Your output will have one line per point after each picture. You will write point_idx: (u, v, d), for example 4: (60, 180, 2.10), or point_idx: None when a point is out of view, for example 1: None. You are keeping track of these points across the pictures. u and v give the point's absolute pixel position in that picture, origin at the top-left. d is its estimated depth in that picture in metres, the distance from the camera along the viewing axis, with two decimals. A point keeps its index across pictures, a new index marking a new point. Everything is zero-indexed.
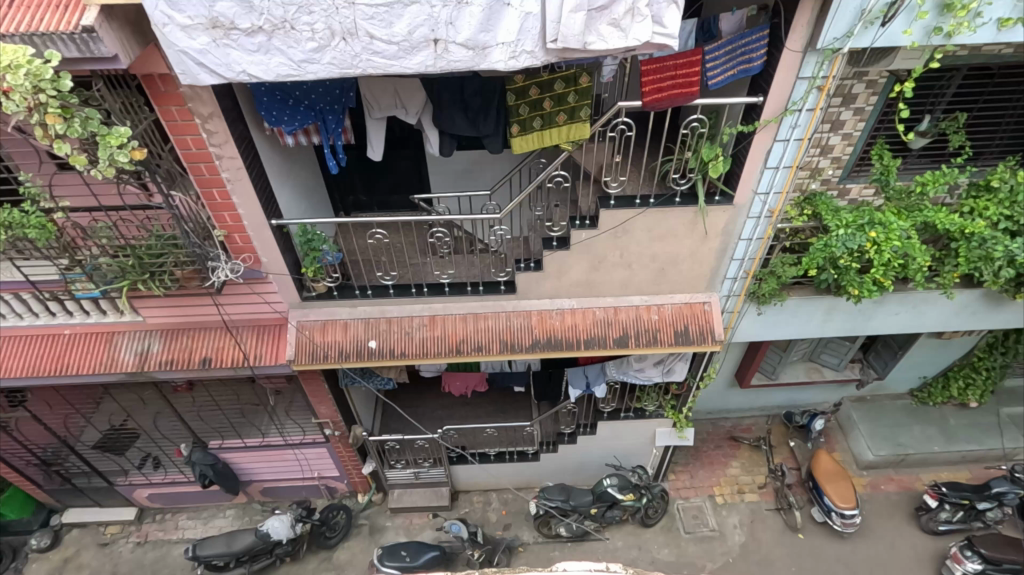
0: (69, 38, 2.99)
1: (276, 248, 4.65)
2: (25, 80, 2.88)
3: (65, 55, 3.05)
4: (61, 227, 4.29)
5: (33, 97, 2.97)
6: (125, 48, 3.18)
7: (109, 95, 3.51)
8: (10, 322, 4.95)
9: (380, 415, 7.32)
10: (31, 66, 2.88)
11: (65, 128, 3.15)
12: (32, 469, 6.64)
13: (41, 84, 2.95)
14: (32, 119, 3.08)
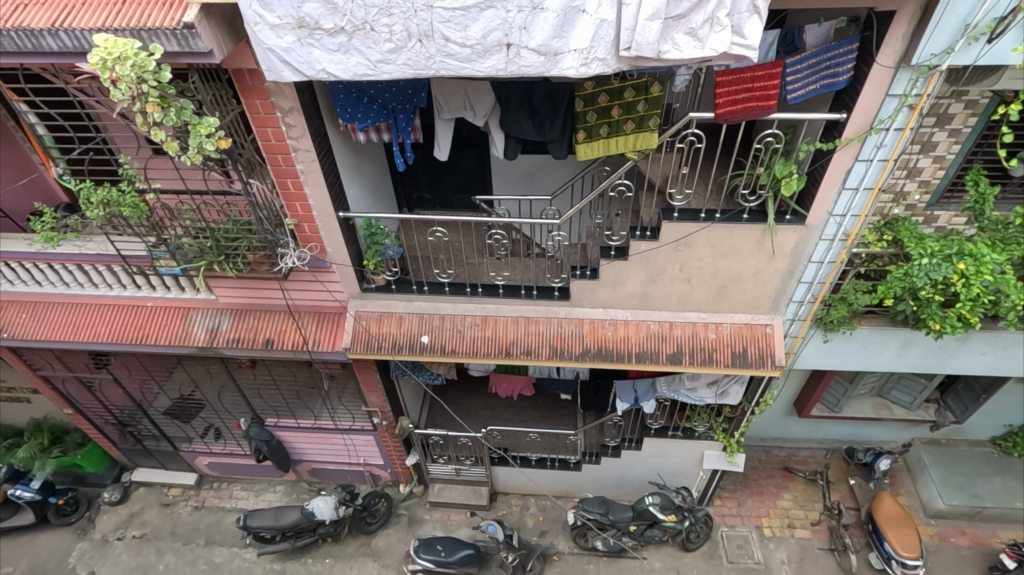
0: (171, 34, 3.23)
1: (341, 240, 4.84)
2: (131, 71, 3.13)
3: (167, 49, 3.30)
4: (151, 207, 4.63)
5: (136, 86, 3.22)
6: (219, 44, 3.40)
7: (201, 87, 3.76)
8: (101, 291, 5.37)
9: (427, 409, 7.47)
10: (137, 57, 3.13)
11: (161, 116, 3.40)
12: (110, 427, 7.20)
13: (145, 75, 3.19)
14: (134, 107, 3.33)
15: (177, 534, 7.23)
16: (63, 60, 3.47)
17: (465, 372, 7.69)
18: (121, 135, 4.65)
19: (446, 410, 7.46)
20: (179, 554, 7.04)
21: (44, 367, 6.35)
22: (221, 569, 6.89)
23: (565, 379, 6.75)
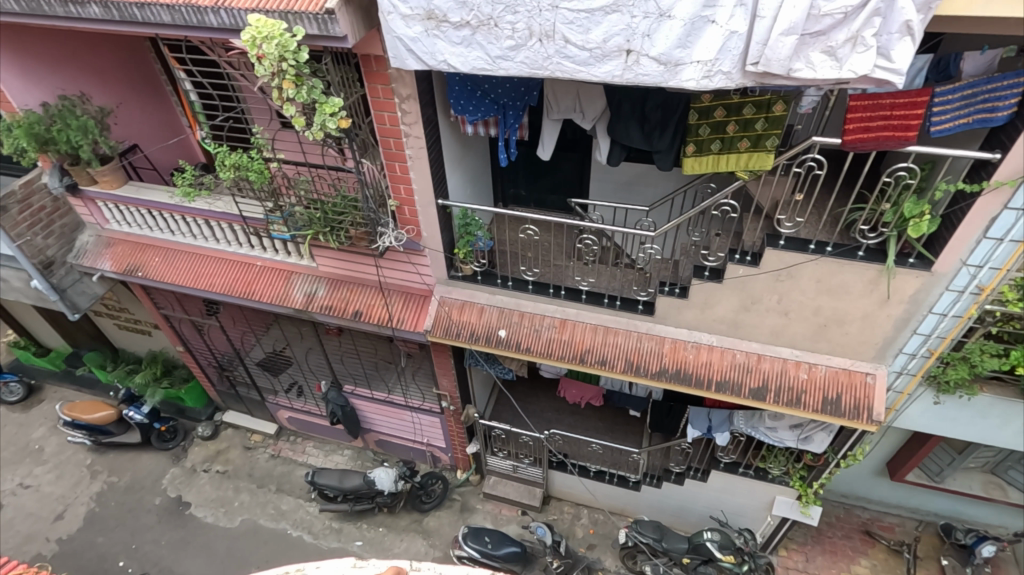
0: (313, 18, 3.49)
1: (437, 227, 5.01)
2: (276, 50, 3.40)
3: (308, 32, 3.57)
4: (273, 175, 5.01)
5: (278, 64, 3.49)
6: (354, 30, 3.62)
7: (332, 68, 4.02)
8: (220, 247, 5.90)
9: (494, 402, 7.58)
10: (282, 38, 3.39)
11: (295, 93, 3.66)
12: (211, 369, 7.94)
13: (286, 54, 3.44)
14: (273, 83, 3.61)
15: (253, 477, 7.84)
16: (220, 35, 3.84)
17: (536, 371, 7.70)
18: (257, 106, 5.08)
19: (512, 406, 7.52)
20: (252, 496, 7.64)
21: (165, 307, 7.08)
22: (287, 517, 7.40)
23: (637, 396, 6.74)
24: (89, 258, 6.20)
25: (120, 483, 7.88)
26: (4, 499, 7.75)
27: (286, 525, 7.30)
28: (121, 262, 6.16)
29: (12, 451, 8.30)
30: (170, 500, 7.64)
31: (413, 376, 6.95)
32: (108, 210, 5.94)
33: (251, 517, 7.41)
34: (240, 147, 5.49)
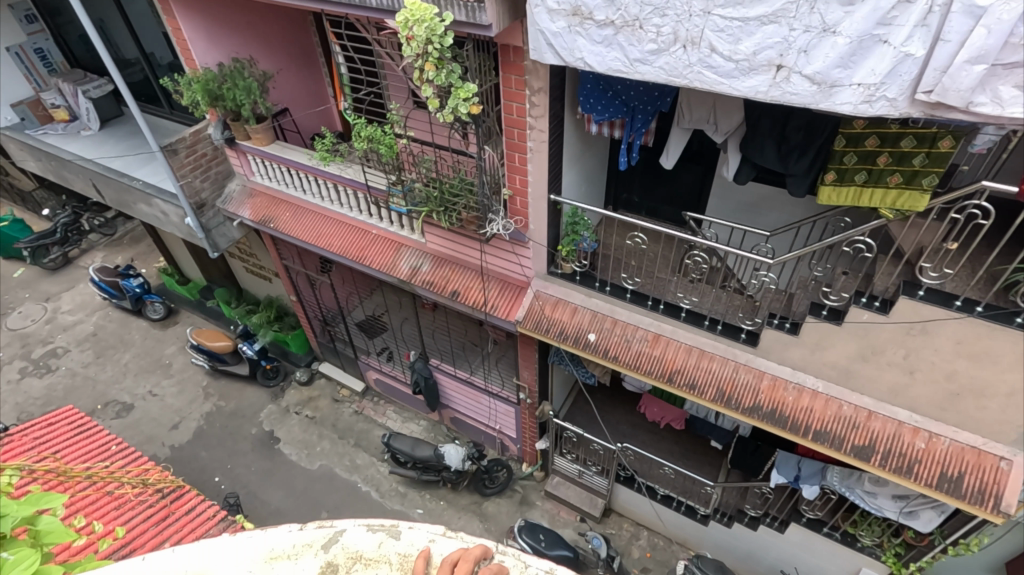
0: (463, 5, 3.62)
1: (545, 222, 5.04)
2: (424, 32, 3.57)
3: (456, 18, 3.70)
4: (401, 150, 5.25)
5: (424, 47, 3.67)
6: (500, 20, 3.69)
7: (472, 55, 4.14)
8: (343, 211, 6.34)
9: (571, 404, 7.53)
10: (431, 22, 3.56)
11: (434, 76, 3.81)
12: (316, 322, 8.55)
13: (433, 38, 3.61)
14: (416, 64, 3.80)
15: (336, 427, 8.41)
16: (377, 15, 4.09)
17: (619, 382, 7.51)
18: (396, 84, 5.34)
19: (590, 409, 7.41)
20: (333, 445, 8.20)
21: (287, 258, 7.68)
22: (360, 471, 7.87)
23: (722, 427, 6.33)
24: (234, 205, 6.94)
25: (226, 408, 8.79)
26: (136, 401, 8.92)
27: (357, 478, 7.77)
28: (259, 213, 6.81)
29: (147, 362, 9.53)
30: (264, 433, 8.41)
31: (496, 362, 7.08)
32: (255, 164, 6.56)
33: (329, 464, 7.96)
34: (376, 120, 5.82)
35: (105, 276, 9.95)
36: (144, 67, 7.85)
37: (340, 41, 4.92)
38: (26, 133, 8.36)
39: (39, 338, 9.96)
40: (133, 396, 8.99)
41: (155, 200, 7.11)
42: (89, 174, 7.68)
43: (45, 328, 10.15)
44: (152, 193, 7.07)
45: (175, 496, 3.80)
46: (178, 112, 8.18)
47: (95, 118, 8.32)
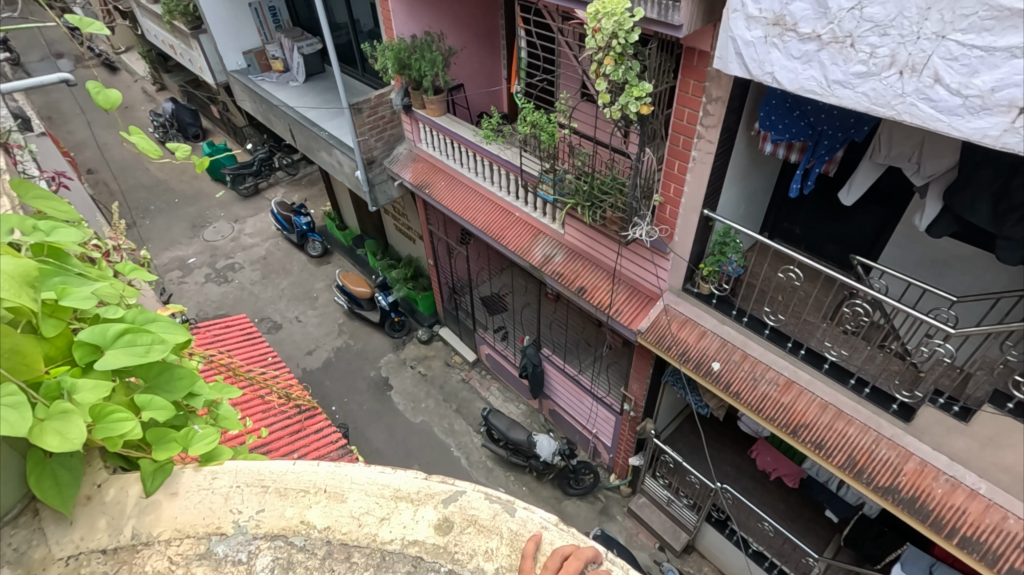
0: (656, 3, 3.43)
1: (690, 236, 4.64)
2: (611, 26, 3.42)
3: (646, 15, 3.51)
4: (560, 140, 5.16)
5: (608, 40, 3.52)
6: (693, 22, 3.42)
7: (653, 54, 3.91)
8: (492, 188, 6.45)
9: (676, 428, 6.98)
10: (621, 16, 3.39)
11: (611, 71, 3.62)
12: (446, 288, 9.00)
13: (619, 32, 3.44)
14: (596, 57, 3.67)
15: (442, 390, 8.86)
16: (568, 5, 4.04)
17: (734, 420, 6.93)
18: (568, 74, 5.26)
19: (695, 437, 6.87)
20: (436, 405, 8.67)
21: (433, 224, 8.14)
22: (454, 436, 8.24)
23: (843, 500, 5.81)
24: (399, 165, 7.41)
25: (354, 347, 9.66)
26: (284, 323, 10.14)
27: (451, 442, 8.14)
28: (419, 176, 7.17)
29: (300, 291, 10.76)
30: (380, 378, 9.13)
31: (606, 366, 6.82)
32: (425, 132, 6.90)
33: (429, 421, 8.44)
34: (541, 107, 5.82)
35: (283, 209, 11.36)
36: (350, 31, 8.70)
37: (524, 25, 5.01)
38: (249, 78, 9.73)
39: (224, 252, 11.67)
40: (283, 318, 10.22)
41: (334, 151, 7.91)
42: (288, 120, 8.75)
43: (230, 244, 11.87)
44: (334, 144, 7.86)
45: (308, 415, 4.11)
46: (369, 75, 8.98)
47: (303, 73, 9.44)
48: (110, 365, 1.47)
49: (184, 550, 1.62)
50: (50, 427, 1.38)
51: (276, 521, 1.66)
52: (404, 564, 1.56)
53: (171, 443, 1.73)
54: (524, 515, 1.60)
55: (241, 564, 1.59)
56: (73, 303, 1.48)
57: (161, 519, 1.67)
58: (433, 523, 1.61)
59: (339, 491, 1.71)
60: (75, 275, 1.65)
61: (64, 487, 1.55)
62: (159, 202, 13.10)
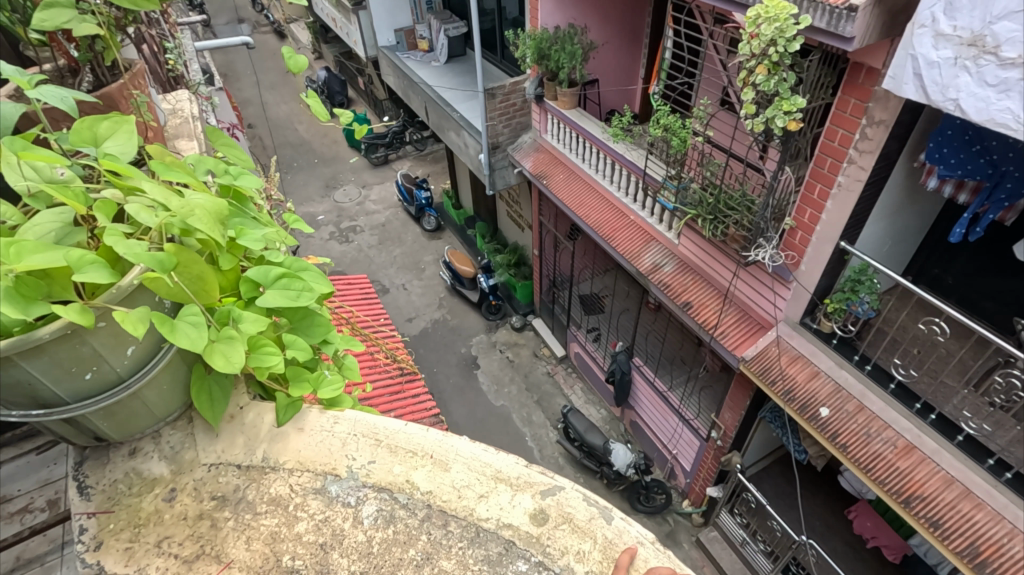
0: (828, 10, 2.87)
1: (819, 267, 4.05)
2: (770, 33, 2.95)
3: (813, 24, 2.96)
4: (692, 148, 4.81)
5: (765, 48, 3.04)
6: (868, 36, 2.87)
7: (813, 67, 3.30)
8: (610, 187, 6.20)
9: (763, 468, 6.48)
10: (784, 22, 2.90)
11: (761, 81, 3.15)
12: (546, 280, 9.04)
13: (778, 40, 2.95)
14: (747, 65, 3.20)
15: (526, 379, 8.95)
16: (728, 7, 3.63)
17: (834, 474, 6.30)
18: (711, 80, 4.79)
19: (785, 483, 6.36)
20: (519, 392, 8.78)
21: (545, 216, 8.14)
22: (531, 426, 8.30)
23: None
24: (521, 154, 7.40)
25: (450, 322, 10.02)
26: (391, 288, 10.74)
27: (526, 432, 8.21)
28: (538, 167, 7.09)
29: (410, 261, 11.33)
30: (469, 356, 9.41)
31: (699, 389, 6.51)
32: (551, 124, 6.85)
33: (509, 407, 8.58)
34: (677, 113, 5.38)
35: (407, 182, 11.99)
36: (496, 17, 8.90)
37: (674, 26, 4.69)
38: (397, 55, 10.32)
39: (349, 215, 12.56)
40: (391, 283, 10.82)
41: (463, 132, 8.14)
42: (424, 98, 9.14)
43: (355, 208, 12.74)
44: (464, 126, 8.08)
45: (409, 378, 4.33)
46: (506, 62, 9.16)
47: (444, 54, 9.82)
48: (270, 303, 1.66)
49: (303, 481, 1.78)
50: (218, 348, 1.56)
51: (383, 475, 1.76)
52: (496, 545, 1.60)
53: (304, 383, 1.91)
54: (621, 525, 1.58)
55: (350, 506, 1.72)
56: (248, 243, 1.69)
57: (288, 449, 1.85)
58: (529, 512, 1.64)
59: (444, 459, 1.78)
60: (249, 219, 1.87)
61: (216, 402, 1.78)
62: (302, 161, 14.35)
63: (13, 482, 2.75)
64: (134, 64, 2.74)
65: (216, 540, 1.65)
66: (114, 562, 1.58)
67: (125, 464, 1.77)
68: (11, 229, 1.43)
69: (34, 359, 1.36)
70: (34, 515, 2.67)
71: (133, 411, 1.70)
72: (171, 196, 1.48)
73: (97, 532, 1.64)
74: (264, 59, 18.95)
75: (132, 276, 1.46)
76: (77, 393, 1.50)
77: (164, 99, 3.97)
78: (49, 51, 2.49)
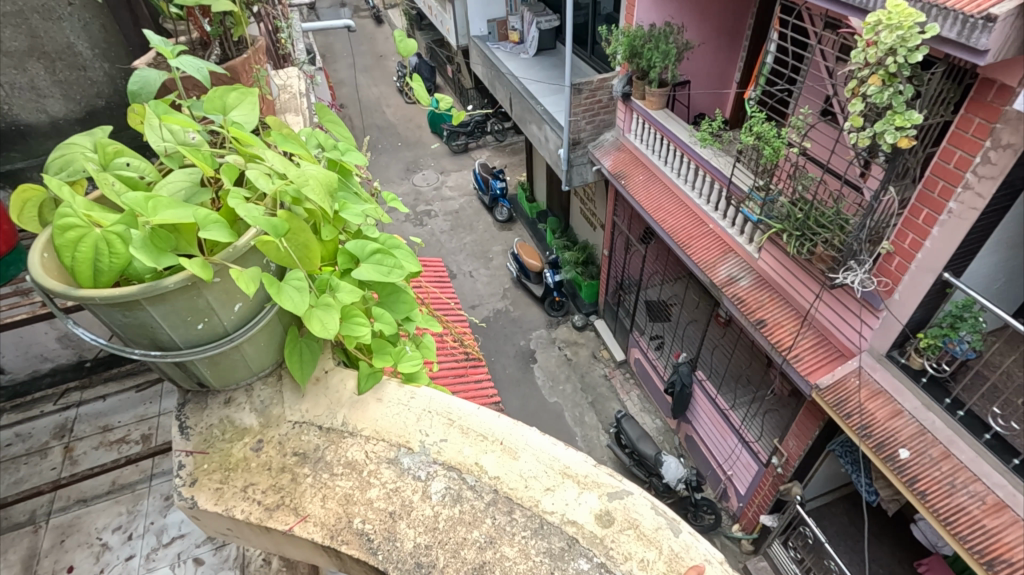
0: (961, 20, 2.61)
1: (917, 298, 3.67)
2: (890, 42, 2.69)
3: (941, 33, 2.71)
4: (784, 159, 4.53)
5: (881, 57, 2.78)
6: (1005, 49, 2.59)
7: (934, 80, 2.98)
8: (691, 193, 5.99)
9: (825, 503, 6.11)
10: (908, 31, 2.64)
11: (873, 93, 2.90)
12: (612, 282, 8.89)
13: (899, 50, 2.69)
14: (859, 74, 2.95)
15: (582, 379, 8.87)
16: (841, 11, 3.40)
17: (906, 521, 5.84)
18: (813, 89, 4.45)
19: (847, 523, 5.97)
20: (573, 391, 8.72)
21: (619, 216, 7.96)
22: (582, 427, 8.23)
23: None
24: (602, 151, 7.29)
25: (512, 313, 10.09)
26: (458, 274, 10.95)
27: (577, 432, 8.15)
28: (617, 166, 6.95)
29: (479, 249, 11.48)
30: (527, 349, 9.44)
31: (764, 412, 6.21)
32: (636, 123, 6.69)
33: (562, 404, 8.54)
34: (772, 121, 4.99)
35: (484, 172, 12.13)
36: (590, 12, 8.77)
37: (779, 28, 4.33)
38: (486, 45, 10.44)
39: (425, 199, 12.87)
40: (458, 270, 11.02)
41: (544, 126, 8.08)
42: (510, 90, 9.20)
43: (432, 193, 13.05)
44: (546, 120, 8.03)
45: (472, 363, 4.43)
46: (596, 58, 9.04)
47: (533, 46, 9.82)
48: (364, 276, 1.74)
49: (378, 450, 1.85)
50: (316, 314, 1.64)
51: (454, 455, 1.80)
52: (559, 540, 1.58)
53: (386, 355, 2.01)
54: (688, 540, 1.55)
55: (419, 480, 1.76)
56: (349, 217, 1.78)
57: (365, 417, 1.93)
58: (595, 512, 1.62)
59: (513, 447, 1.80)
60: (352, 193, 1.97)
61: (304, 362, 1.88)
62: (386, 143, 14.86)
63: (116, 413, 3.18)
64: (254, 44, 2.94)
65: (295, 494, 1.75)
66: (206, 499, 1.73)
67: (220, 411, 1.93)
68: (149, 184, 1.64)
69: (157, 305, 1.49)
70: (130, 446, 3.04)
71: (232, 362, 1.85)
72: (288, 166, 1.58)
73: (193, 470, 1.82)
74: (361, 43, 19.71)
75: (248, 237, 1.56)
76: (188, 340, 1.63)
77: (276, 75, 4.25)
78: (186, 24, 2.75)
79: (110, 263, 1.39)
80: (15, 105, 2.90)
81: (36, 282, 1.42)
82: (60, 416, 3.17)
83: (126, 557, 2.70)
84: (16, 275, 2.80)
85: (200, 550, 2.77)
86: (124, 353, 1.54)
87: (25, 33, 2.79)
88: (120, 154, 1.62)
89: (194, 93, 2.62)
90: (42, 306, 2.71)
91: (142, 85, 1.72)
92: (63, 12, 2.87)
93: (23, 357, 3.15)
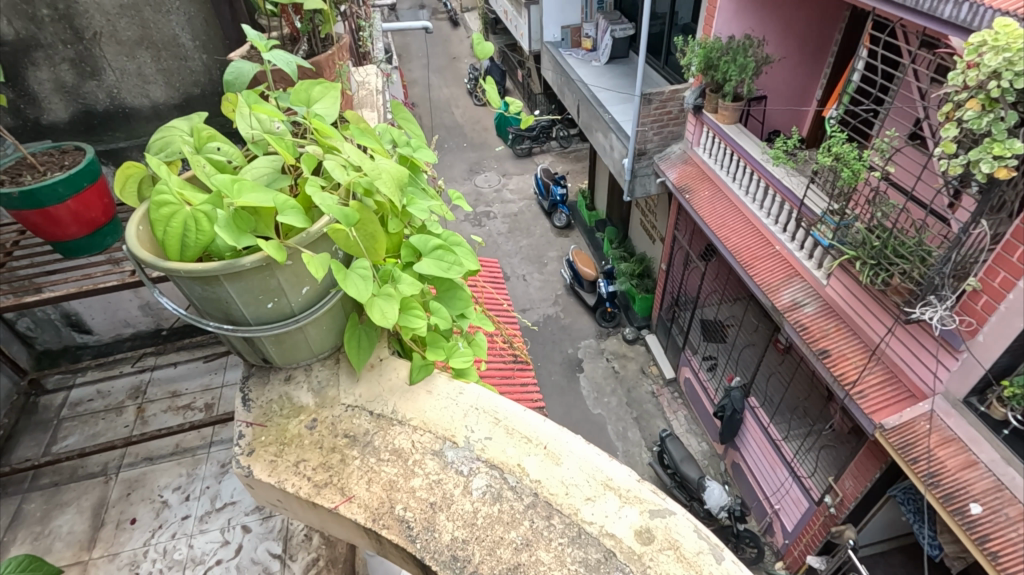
0: None
1: (1004, 342, 3.35)
2: (995, 64, 2.49)
3: None
4: (863, 183, 4.27)
5: (982, 80, 2.58)
6: None
7: None
8: (759, 213, 5.75)
9: (880, 551, 5.72)
10: (1016, 53, 2.42)
11: (970, 117, 2.69)
12: (668, 297, 8.67)
13: (1004, 73, 2.47)
14: (955, 97, 2.75)
15: (629, 393, 8.69)
16: (941, 29, 3.19)
17: None
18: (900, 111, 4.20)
19: None
20: (618, 405, 8.56)
21: (680, 230, 7.76)
22: (624, 442, 8.07)
23: None
24: (667, 163, 7.11)
25: (562, 321, 10.03)
26: (512, 276, 11.00)
27: (619, 446, 8.01)
28: (682, 179, 6.76)
29: (534, 254, 11.50)
30: (575, 358, 9.34)
31: (819, 447, 5.88)
32: (706, 136, 6.50)
33: (605, 417, 8.41)
34: (854, 143, 4.70)
35: (546, 176, 12.14)
36: (666, 22, 8.61)
37: (869, 45, 4.07)
38: (558, 51, 10.46)
39: (486, 200, 13.04)
40: (512, 272, 11.08)
41: (610, 134, 7.99)
42: (577, 96, 9.20)
43: (492, 195, 13.19)
44: (612, 129, 7.94)
45: (519, 367, 4.46)
46: (669, 68, 8.86)
47: (606, 53, 9.74)
48: (425, 270, 1.80)
49: (424, 441, 1.88)
50: (377, 303, 1.69)
51: (497, 453, 1.82)
52: (596, 551, 1.56)
53: (439, 349, 2.04)
54: (730, 569, 1.50)
55: (462, 474, 1.78)
56: (416, 212, 1.83)
57: (414, 407, 1.98)
58: (635, 527, 1.59)
59: (557, 453, 1.80)
60: (420, 189, 2.03)
61: (362, 348, 1.95)
62: (452, 143, 15.17)
63: (184, 381, 3.41)
64: (336, 43, 3.11)
65: (342, 474, 1.81)
66: (260, 470, 1.82)
67: (280, 388, 2.05)
68: (235, 169, 1.74)
69: (234, 282, 1.58)
70: (194, 412, 3.24)
71: (296, 342, 1.95)
72: (365, 159, 1.64)
73: (251, 440, 1.91)
74: (436, 45, 20.22)
75: (321, 224, 1.64)
76: (258, 317, 1.73)
77: (356, 71, 4.46)
78: (279, 21, 2.96)
79: (197, 239, 1.50)
80: (123, 90, 3.24)
81: (131, 252, 1.55)
82: (136, 378, 3.45)
83: (182, 516, 2.88)
84: (112, 244, 3.07)
85: (248, 519, 2.91)
86: (201, 324, 1.66)
87: (137, 24, 3.10)
88: (212, 139, 1.73)
89: (281, 87, 2.82)
90: (130, 276, 2.89)
91: (236, 76, 1.84)
92: (171, 5, 3.14)
93: (109, 320, 3.44)
